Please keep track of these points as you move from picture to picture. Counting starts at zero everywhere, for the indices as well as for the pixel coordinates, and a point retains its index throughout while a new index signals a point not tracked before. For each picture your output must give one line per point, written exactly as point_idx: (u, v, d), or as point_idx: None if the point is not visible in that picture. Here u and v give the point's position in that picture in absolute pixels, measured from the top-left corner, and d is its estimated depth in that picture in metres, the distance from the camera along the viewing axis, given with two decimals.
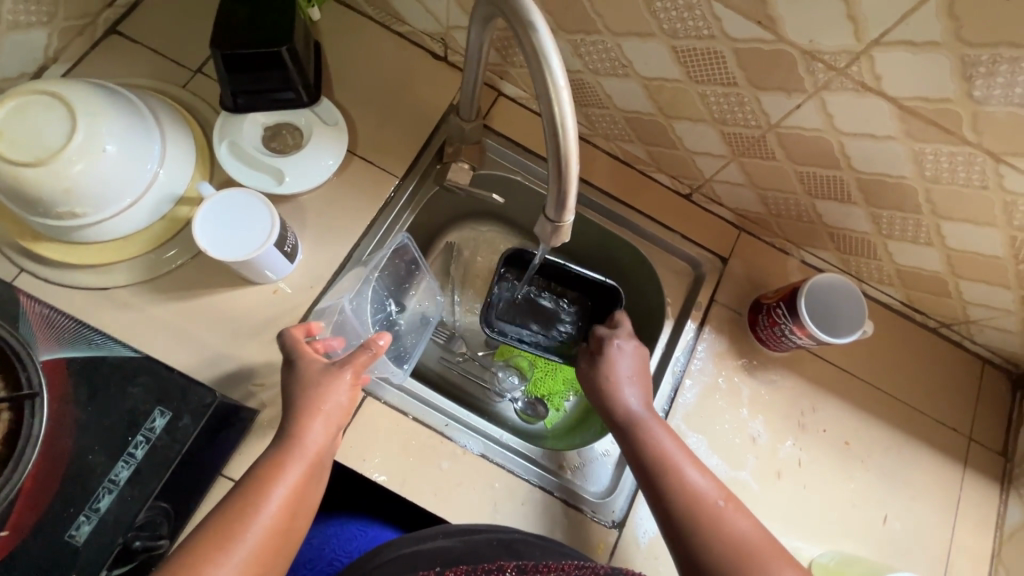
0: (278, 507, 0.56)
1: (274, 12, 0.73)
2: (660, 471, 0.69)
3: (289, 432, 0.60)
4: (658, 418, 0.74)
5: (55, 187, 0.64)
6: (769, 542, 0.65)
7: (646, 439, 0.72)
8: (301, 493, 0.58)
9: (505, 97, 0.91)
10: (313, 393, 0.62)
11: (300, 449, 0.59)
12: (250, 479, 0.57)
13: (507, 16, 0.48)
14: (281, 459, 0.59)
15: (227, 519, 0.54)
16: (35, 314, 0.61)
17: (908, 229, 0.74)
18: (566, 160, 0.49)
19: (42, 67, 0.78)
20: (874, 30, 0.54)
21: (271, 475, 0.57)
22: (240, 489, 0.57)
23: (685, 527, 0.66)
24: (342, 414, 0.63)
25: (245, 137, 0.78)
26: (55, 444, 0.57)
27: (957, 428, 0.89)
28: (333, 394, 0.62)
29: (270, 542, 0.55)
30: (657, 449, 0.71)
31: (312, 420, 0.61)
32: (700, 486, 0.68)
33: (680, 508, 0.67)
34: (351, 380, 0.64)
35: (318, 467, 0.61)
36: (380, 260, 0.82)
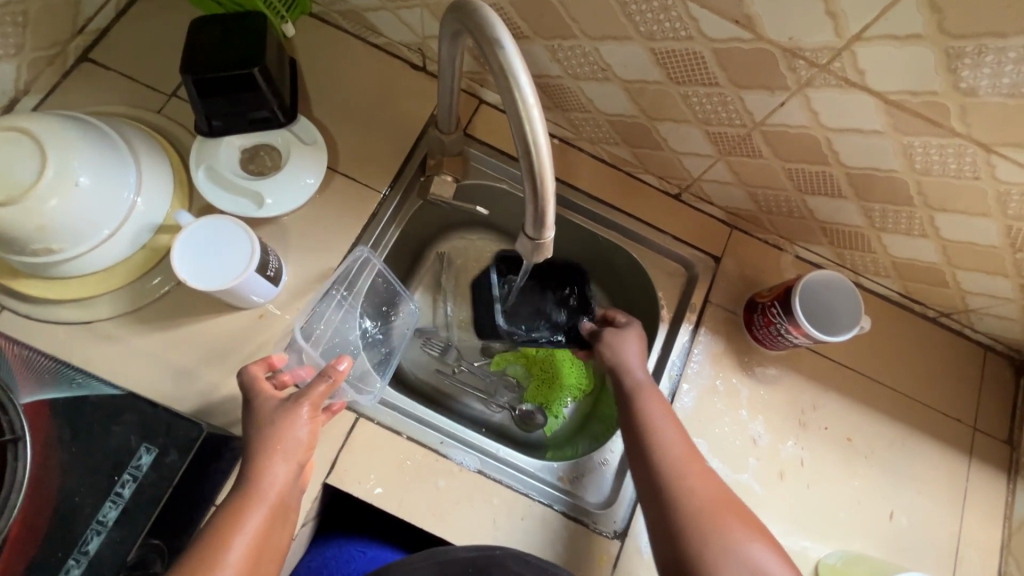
0: (240, 557, 0.55)
1: (245, 33, 0.72)
2: (646, 434, 0.70)
3: (249, 475, 0.58)
4: (654, 387, 0.75)
5: (29, 226, 0.63)
6: (737, 512, 0.65)
7: (637, 404, 0.72)
8: (264, 538, 0.57)
9: (486, 105, 0.89)
10: (270, 431, 0.60)
11: (260, 494, 0.57)
12: (209, 532, 0.56)
13: (473, 34, 0.47)
14: (241, 504, 0.57)
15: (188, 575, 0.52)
16: (13, 355, 0.60)
17: (901, 222, 0.73)
18: (541, 179, 0.47)
19: (14, 99, 0.77)
20: (854, 26, 0.52)
21: (230, 526, 0.55)
22: (201, 540, 0.55)
23: (659, 488, 0.66)
24: (304, 449, 0.61)
25: (222, 161, 0.76)
26: (41, 488, 0.56)
27: (961, 419, 0.88)
28: (292, 429, 0.60)
29: None
30: (647, 414, 0.71)
31: (272, 459, 0.59)
32: (681, 454, 0.68)
33: (658, 469, 0.67)
34: (310, 413, 0.61)
35: (281, 509, 0.59)
36: (343, 272, 0.77)
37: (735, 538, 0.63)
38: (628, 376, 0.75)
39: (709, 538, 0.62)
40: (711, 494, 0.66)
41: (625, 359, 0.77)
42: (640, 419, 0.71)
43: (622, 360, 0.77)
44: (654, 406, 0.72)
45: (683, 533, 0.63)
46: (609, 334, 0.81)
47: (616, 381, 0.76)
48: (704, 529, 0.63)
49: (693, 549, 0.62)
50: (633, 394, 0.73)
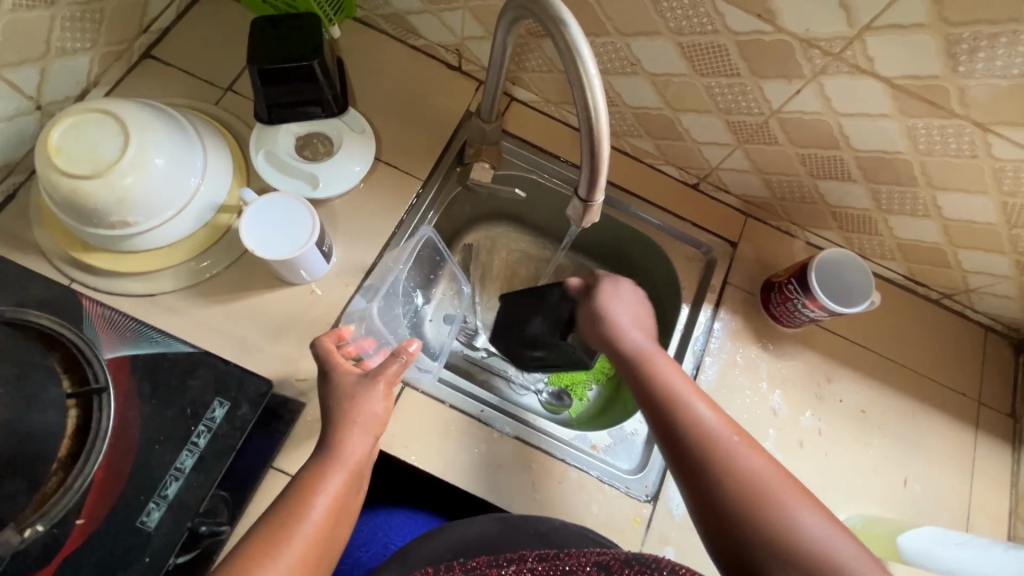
0: (322, 513, 0.58)
1: (302, 31, 0.78)
2: (665, 403, 0.70)
3: (331, 443, 0.62)
4: (663, 353, 0.75)
5: (109, 199, 0.68)
6: (781, 475, 0.64)
7: (652, 374, 0.72)
8: (342, 500, 0.60)
9: (517, 102, 0.96)
10: (350, 405, 0.63)
11: (340, 460, 0.61)
12: (292, 488, 0.59)
13: (539, 17, 0.54)
14: (321, 470, 0.60)
15: (276, 526, 0.56)
16: (96, 316, 0.64)
17: (906, 202, 0.80)
18: (597, 139, 0.54)
19: (85, 90, 0.82)
20: (865, 16, 0.60)
21: (315, 484, 0.59)
22: (287, 496, 0.59)
23: (693, 458, 0.66)
24: (378, 423, 0.65)
25: (280, 146, 0.82)
26: (125, 436, 0.60)
27: (967, 394, 0.93)
28: (368, 405, 0.64)
29: (315, 548, 0.57)
30: (664, 383, 0.71)
31: (349, 432, 0.62)
32: (712, 422, 0.68)
33: (687, 441, 0.67)
34: (384, 391, 0.65)
35: (357, 477, 0.62)
36: (409, 253, 0.86)
37: (787, 498, 0.62)
38: (634, 349, 0.75)
39: (755, 514, 0.61)
40: (754, 459, 0.65)
41: (624, 326, 0.77)
42: (656, 391, 0.71)
43: (623, 326, 0.77)
44: (670, 374, 0.72)
45: (726, 505, 0.62)
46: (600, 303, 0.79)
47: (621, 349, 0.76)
48: (748, 496, 0.62)
49: (740, 519, 0.61)
50: (643, 363, 0.74)
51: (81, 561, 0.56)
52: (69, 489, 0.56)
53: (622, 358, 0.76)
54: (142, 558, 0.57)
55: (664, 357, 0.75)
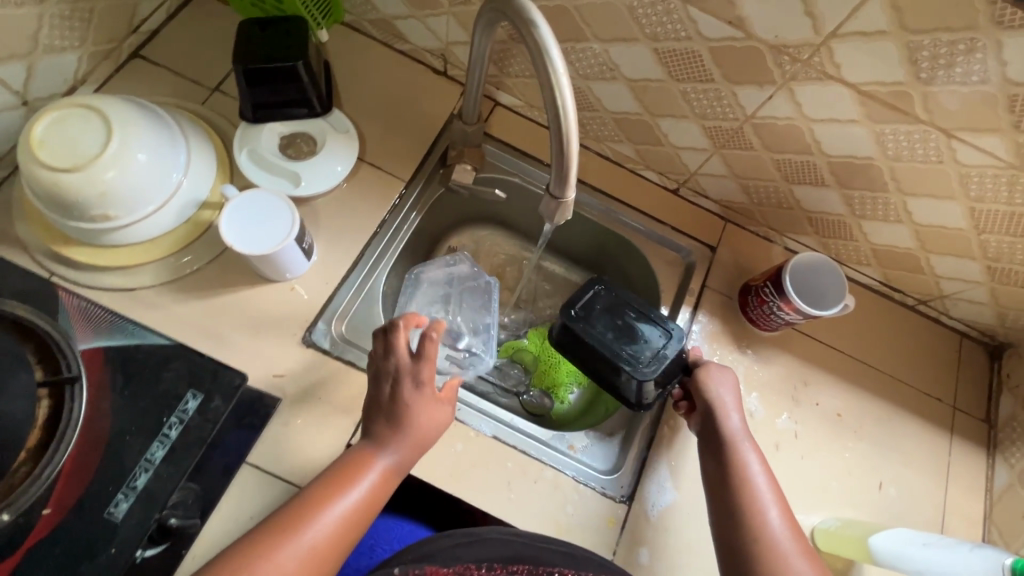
0: (353, 502, 0.60)
1: (288, 32, 0.80)
2: (740, 495, 0.68)
3: (383, 430, 0.64)
4: (753, 442, 0.73)
5: (91, 192, 0.69)
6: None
7: (735, 457, 0.71)
8: (375, 494, 0.61)
9: (500, 106, 0.97)
10: (398, 405, 0.64)
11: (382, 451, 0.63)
12: (333, 471, 0.62)
13: (512, 20, 0.56)
14: (365, 459, 0.62)
15: (305, 508, 0.58)
16: (72, 307, 0.64)
17: (878, 208, 0.81)
18: (566, 137, 0.55)
19: (72, 87, 0.83)
20: (831, 23, 0.62)
21: (354, 473, 0.61)
22: (332, 471, 0.62)
23: (746, 559, 0.64)
24: (424, 433, 0.64)
25: (263, 144, 0.84)
26: (94, 426, 0.60)
27: (942, 399, 0.94)
28: (421, 407, 0.64)
29: (332, 541, 0.58)
30: (743, 474, 0.69)
31: (402, 428, 0.64)
32: (782, 535, 0.64)
33: (741, 524, 0.66)
34: (440, 400, 0.66)
35: (393, 476, 0.63)
36: (382, 260, 0.89)
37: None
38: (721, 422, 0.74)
39: None
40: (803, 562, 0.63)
41: (722, 404, 0.75)
42: (734, 474, 0.70)
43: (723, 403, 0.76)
44: (755, 466, 0.70)
45: None
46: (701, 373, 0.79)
47: (713, 426, 0.75)
48: None
49: None
50: (731, 446, 0.72)
51: (46, 551, 0.56)
52: (38, 478, 0.57)
53: (711, 435, 0.75)
54: (109, 549, 0.57)
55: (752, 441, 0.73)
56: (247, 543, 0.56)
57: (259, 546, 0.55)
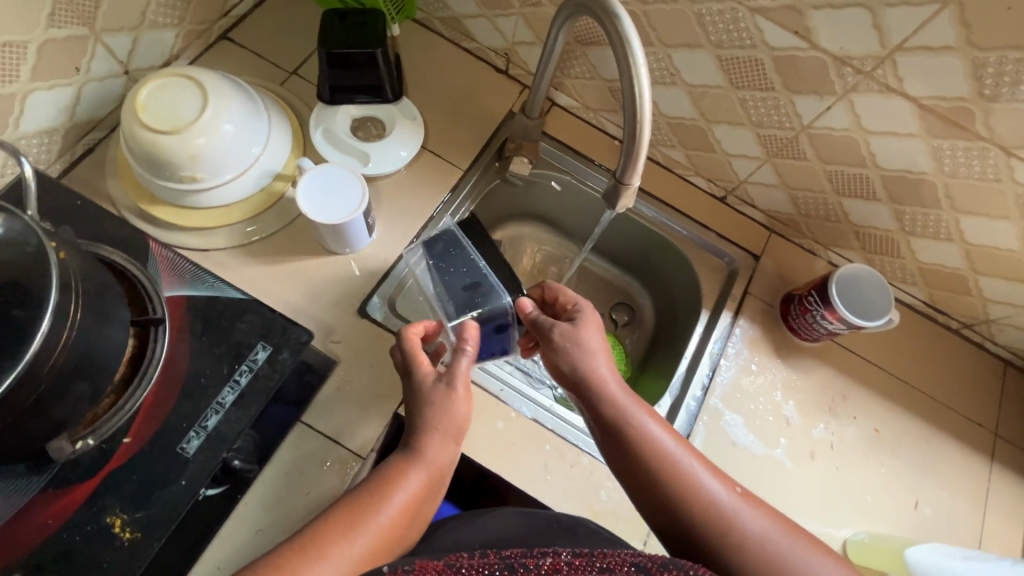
0: (396, 511, 0.58)
1: (369, 22, 0.85)
2: (654, 470, 0.62)
3: (416, 440, 0.63)
4: (635, 398, 0.67)
5: (183, 154, 0.74)
6: (745, 496, 0.62)
7: (624, 412, 0.65)
8: (418, 502, 0.61)
9: (557, 106, 1.01)
10: (433, 410, 0.64)
11: (422, 462, 0.62)
12: (374, 481, 0.60)
13: (595, 13, 0.60)
14: (403, 467, 0.61)
15: (348, 516, 0.57)
16: (161, 257, 0.70)
17: (929, 225, 0.82)
18: (640, 129, 0.60)
19: (166, 62, 0.90)
20: (897, 37, 0.64)
21: (394, 480, 0.60)
22: (363, 488, 0.60)
23: (669, 507, 0.61)
24: (459, 430, 0.65)
25: (338, 125, 0.89)
26: (175, 367, 0.65)
27: (983, 424, 0.93)
28: (454, 410, 0.65)
29: (373, 552, 0.56)
30: (644, 435, 0.64)
31: (433, 436, 0.63)
32: (691, 468, 0.62)
33: (652, 475, 0.62)
34: (466, 396, 0.66)
35: (436, 482, 0.63)
36: None
37: (804, 566, 0.57)
38: (595, 378, 0.67)
39: (721, 538, 0.59)
40: (718, 485, 0.61)
41: (589, 355, 0.69)
42: (630, 433, 0.64)
43: (589, 366, 0.68)
44: (654, 427, 0.65)
45: (695, 534, 0.60)
46: (556, 327, 0.70)
47: (591, 399, 0.67)
48: (716, 524, 0.59)
49: (706, 544, 0.59)
50: (618, 415, 0.65)
51: (125, 475, 0.60)
52: (121, 410, 0.61)
53: (595, 411, 0.67)
54: (179, 480, 0.61)
55: (627, 390, 0.67)
56: (284, 559, 0.52)
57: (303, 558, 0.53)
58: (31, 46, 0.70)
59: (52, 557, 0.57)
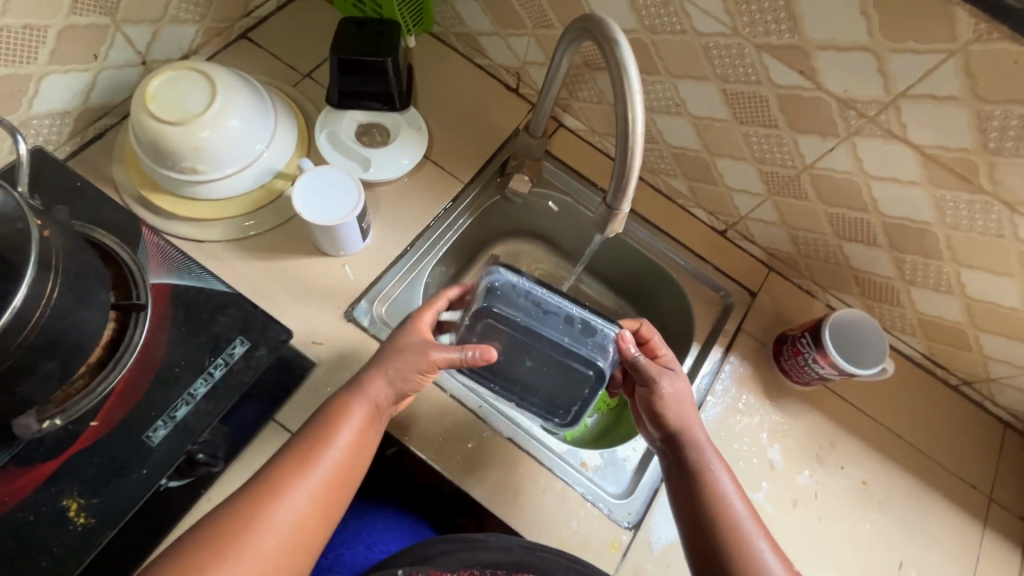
0: (345, 445, 0.64)
1: (383, 32, 0.87)
2: (715, 521, 0.67)
3: (357, 382, 0.68)
4: (715, 449, 0.72)
5: (187, 146, 0.75)
6: (786, 562, 0.66)
7: (698, 457, 0.71)
8: (363, 434, 0.66)
9: (564, 128, 1.02)
10: (387, 357, 0.68)
11: (364, 399, 0.67)
12: (323, 415, 0.66)
13: (596, 38, 0.60)
14: (348, 402, 0.66)
15: (303, 451, 0.63)
16: (152, 244, 0.70)
17: (930, 275, 0.80)
18: (631, 154, 0.60)
19: (184, 56, 0.92)
20: (902, 84, 0.63)
21: (340, 416, 0.65)
22: (309, 428, 0.65)
23: (716, 550, 0.65)
24: (412, 382, 0.69)
25: (343, 130, 0.90)
26: (151, 355, 0.65)
27: (978, 487, 0.89)
28: (409, 366, 0.67)
29: (330, 488, 0.63)
30: (711, 482, 0.69)
31: (376, 376, 0.67)
32: (744, 523, 0.66)
33: (709, 517, 0.67)
34: (432, 363, 0.67)
35: (377, 417, 0.68)
36: (428, 247, 0.92)
37: None
38: (682, 424, 0.72)
39: None
40: (764, 545, 0.65)
41: (681, 401, 0.74)
42: (699, 475, 0.70)
43: (680, 411, 0.73)
44: (722, 477, 0.69)
45: None
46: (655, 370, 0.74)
47: (672, 441, 0.73)
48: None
49: None
50: (693, 462, 0.70)
51: (87, 459, 0.60)
52: (92, 392, 0.61)
53: (674, 448, 0.72)
54: (140, 469, 0.61)
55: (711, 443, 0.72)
56: (247, 495, 0.60)
57: (267, 491, 0.60)
58: (52, 31, 0.73)
59: (4, 536, 0.56)
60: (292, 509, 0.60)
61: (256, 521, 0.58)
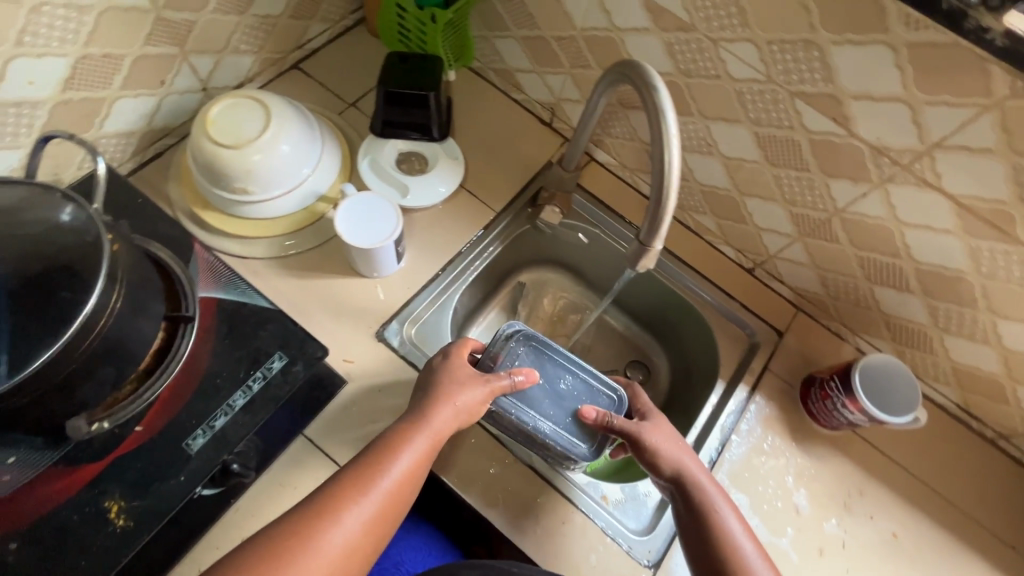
0: (402, 472, 0.64)
1: (427, 67, 0.92)
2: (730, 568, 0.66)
3: (420, 410, 0.69)
4: (723, 493, 0.72)
5: (239, 168, 0.80)
6: None
7: (710, 503, 0.70)
8: (421, 462, 0.66)
9: (595, 161, 1.04)
10: (449, 386, 0.70)
11: (427, 427, 0.67)
12: (382, 440, 0.66)
13: (635, 83, 0.63)
14: (409, 429, 0.67)
15: (360, 474, 0.63)
16: (202, 260, 0.74)
17: (964, 324, 0.79)
18: (666, 193, 0.62)
19: (241, 83, 0.98)
20: (936, 134, 0.64)
21: (402, 442, 0.65)
22: (366, 453, 0.65)
23: None
24: (468, 413, 0.70)
25: (384, 157, 0.94)
26: (194, 365, 0.68)
27: (1017, 548, 0.85)
28: (466, 393, 0.70)
29: (381, 514, 0.62)
30: (724, 527, 0.68)
31: (443, 407, 0.68)
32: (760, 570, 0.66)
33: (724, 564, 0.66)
34: (485, 392, 0.72)
35: (435, 447, 0.68)
36: (459, 273, 0.94)
37: None
38: (688, 470, 0.72)
39: None
40: None
41: (680, 447, 0.74)
42: (711, 521, 0.69)
43: (683, 456, 0.73)
44: (733, 522, 0.69)
45: None
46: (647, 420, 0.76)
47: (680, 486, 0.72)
48: None
49: None
50: (705, 508, 0.70)
51: (130, 463, 0.63)
52: (139, 398, 0.63)
53: (682, 493, 0.71)
54: (179, 475, 0.64)
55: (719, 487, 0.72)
56: (293, 514, 0.59)
57: (315, 511, 0.60)
58: (126, 59, 0.79)
59: (48, 533, 0.59)
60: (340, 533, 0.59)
61: (309, 542, 0.58)
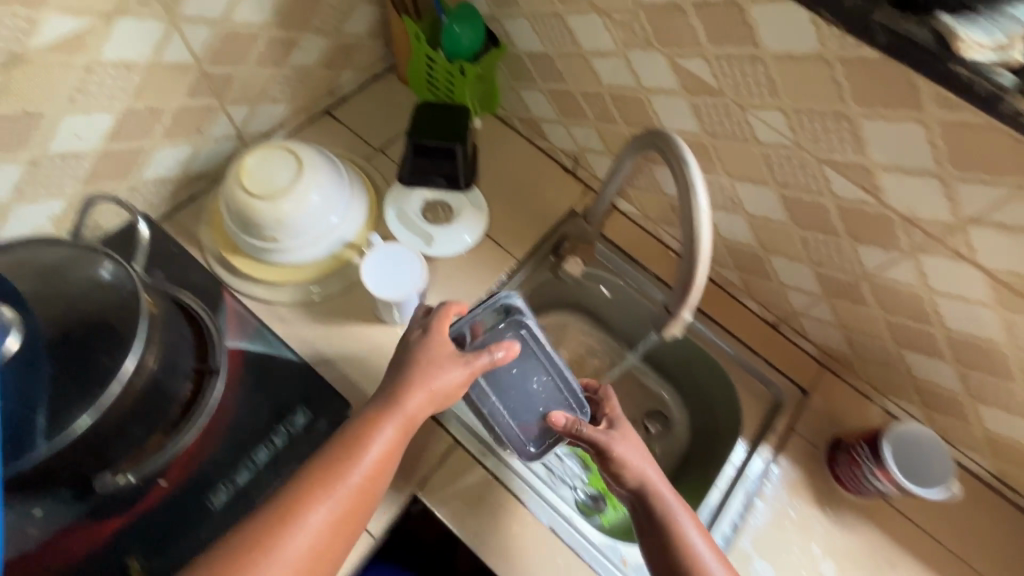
0: (375, 460, 0.64)
1: (454, 120, 0.95)
2: None
3: (394, 393, 0.67)
4: (688, 506, 0.72)
5: (271, 217, 0.82)
6: None
7: (672, 515, 0.70)
8: (394, 449, 0.66)
9: (618, 211, 1.05)
10: (424, 368, 0.68)
11: (399, 413, 0.66)
12: (354, 428, 0.65)
13: (665, 152, 0.64)
14: (382, 416, 0.66)
15: (331, 464, 0.63)
16: (230, 308, 0.76)
17: (999, 394, 0.77)
18: (698, 263, 0.62)
19: (274, 129, 1.01)
20: (970, 210, 0.64)
21: (373, 430, 0.65)
22: (335, 440, 0.64)
23: None
24: (443, 396, 0.69)
25: (410, 207, 0.96)
26: (221, 419, 0.69)
27: None
28: (443, 374, 0.68)
29: (354, 505, 0.62)
30: (685, 539, 0.69)
31: (415, 390, 0.67)
32: None
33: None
34: (463, 371, 0.69)
35: (409, 431, 0.67)
36: None
37: None
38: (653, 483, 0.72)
39: None
40: None
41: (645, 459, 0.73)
42: (672, 532, 0.69)
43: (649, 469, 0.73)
44: (695, 535, 0.69)
45: None
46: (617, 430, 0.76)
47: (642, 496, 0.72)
48: None
49: None
50: (669, 519, 0.70)
51: (155, 518, 0.64)
52: (163, 453, 0.63)
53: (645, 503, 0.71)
54: (201, 531, 0.64)
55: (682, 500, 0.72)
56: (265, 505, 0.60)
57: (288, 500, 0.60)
58: (168, 112, 0.82)
59: None
60: (312, 525, 0.60)
61: (278, 536, 0.58)
